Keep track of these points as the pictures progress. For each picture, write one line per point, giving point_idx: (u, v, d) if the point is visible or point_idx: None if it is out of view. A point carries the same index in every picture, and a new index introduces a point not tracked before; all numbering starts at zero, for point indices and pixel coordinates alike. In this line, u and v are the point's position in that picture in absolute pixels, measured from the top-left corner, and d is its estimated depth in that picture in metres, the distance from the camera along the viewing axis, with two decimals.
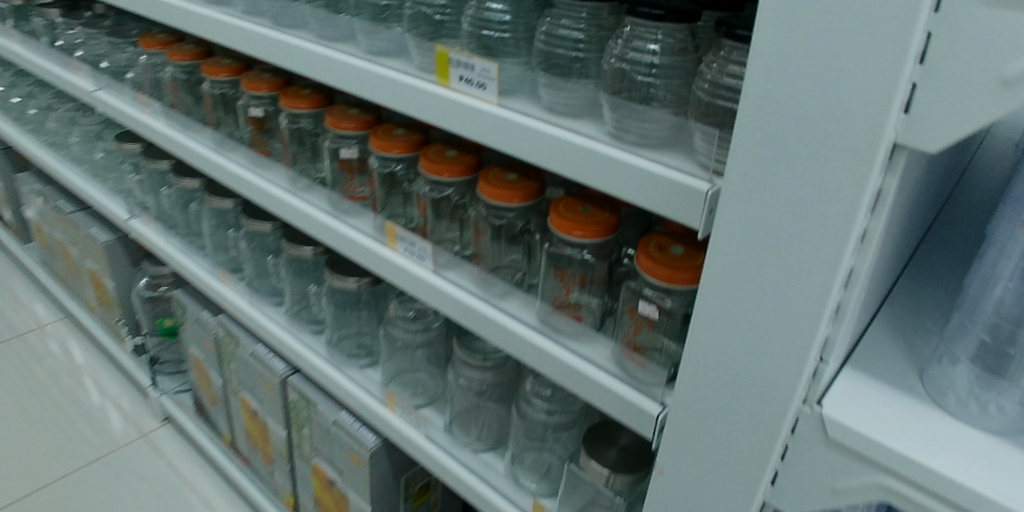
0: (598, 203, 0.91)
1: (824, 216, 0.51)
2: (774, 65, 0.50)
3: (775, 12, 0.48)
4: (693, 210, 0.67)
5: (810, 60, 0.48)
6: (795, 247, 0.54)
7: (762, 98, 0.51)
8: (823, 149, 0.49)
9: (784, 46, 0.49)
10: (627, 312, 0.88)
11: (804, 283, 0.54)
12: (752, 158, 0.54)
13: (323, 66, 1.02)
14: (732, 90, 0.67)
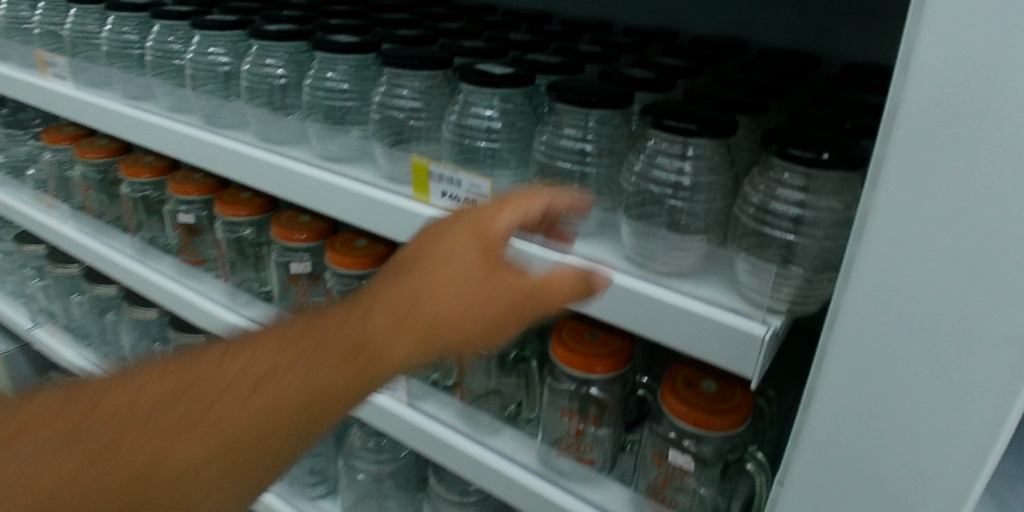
0: (608, 328, 0.79)
1: (963, 408, 0.41)
2: (901, 225, 0.39)
3: (898, 166, 0.37)
4: (746, 359, 0.57)
5: (951, 230, 0.37)
6: (925, 437, 0.43)
7: (880, 263, 0.40)
8: (969, 336, 0.39)
9: (910, 208, 0.38)
10: (655, 458, 0.75)
11: (930, 475, 0.45)
12: (857, 336, 0.43)
13: (266, 177, 0.87)
14: (780, 218, 0.61)
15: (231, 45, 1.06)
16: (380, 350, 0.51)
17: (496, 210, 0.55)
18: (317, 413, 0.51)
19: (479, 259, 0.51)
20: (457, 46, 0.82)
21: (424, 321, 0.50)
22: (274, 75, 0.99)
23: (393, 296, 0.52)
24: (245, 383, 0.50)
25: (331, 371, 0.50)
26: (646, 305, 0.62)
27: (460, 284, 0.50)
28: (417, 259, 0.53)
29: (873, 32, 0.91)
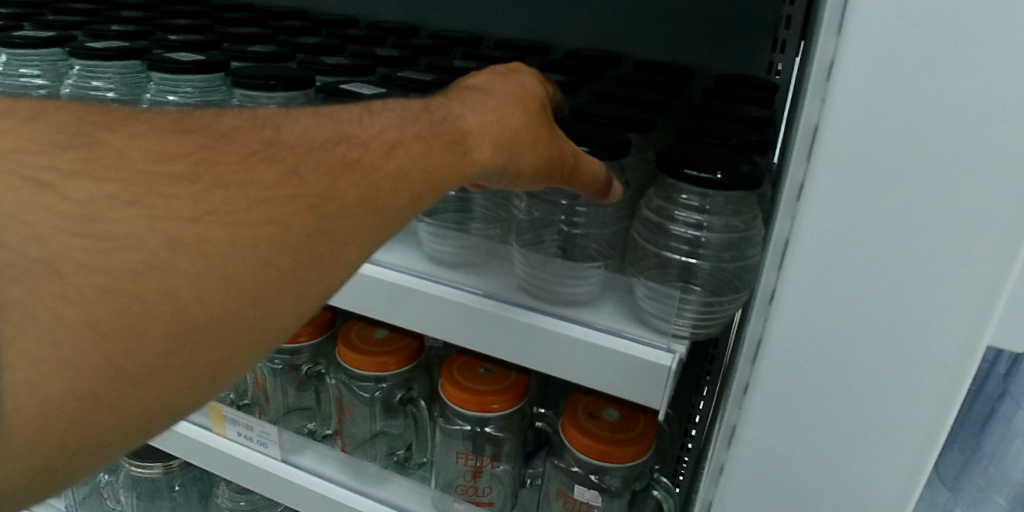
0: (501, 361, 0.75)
1: (889, 431, 0.43)
2: (838, 246, 0.40)
3: (826, 202, 0.39)
4: (653, 389, 0.56)
5: (876, 263, 0.39)
6: (858, 452, 0.45)
7: (819, 283, 0.41)
8: (894, 361, 0.41)
9: (839, 242, 0.40)
10: (558, 496, 0.71)
11: (858, 496, 0.47)
12: (789, 365, 0.44)
13: None
14: (676, 238, 0.61)
15: (47, 65, 0.89)
16: (398, 159, 0.46)
17: (543, 122, 0.55)
18: (315, 226, 0.41)
19: (494, 142, 0.52)
20: (318, 63, 0.74)
21: (442, 181, 0.48)
22: (104, 98, 0.82)
23: (417, 148, 0.47)
24: (325, 151, 0.43)
25: (354, 162, 0.43)
26: (546, 340, 0.59)
27: (507, 107, 0.54)
28: (456, 114, 0.51)
29: (734, 48, 0.94)
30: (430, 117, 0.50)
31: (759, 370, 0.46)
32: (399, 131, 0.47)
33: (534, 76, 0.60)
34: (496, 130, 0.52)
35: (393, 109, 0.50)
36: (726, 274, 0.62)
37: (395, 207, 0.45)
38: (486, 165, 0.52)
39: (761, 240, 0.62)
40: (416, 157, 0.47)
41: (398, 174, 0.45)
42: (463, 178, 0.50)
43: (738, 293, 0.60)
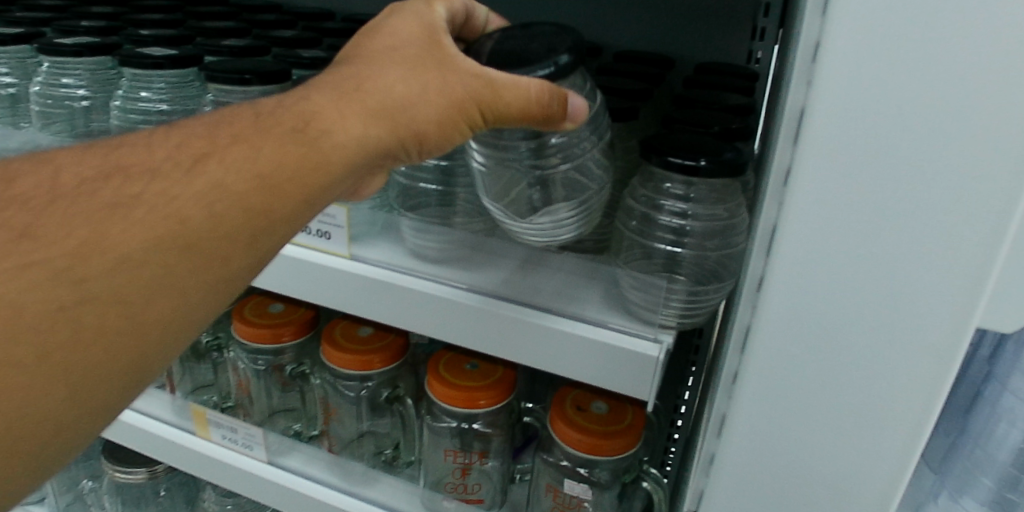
0: (486, 355, 0.74)
1: (877, 418, 0.43)
2: (823, 237, 0.40)
3: (811, 189, 0.39)
4: (641, 381, 0.56)
5: (861, 250, 0.39)
6: (847, 444, 0.45)
7: (804, 275, 0.41)
8: (881, 347, 0.41)
9: (824, 229, 0.40)
10: (549, 490, 0.71)
11: (847, 484, 0.47)
12: (778, 353, 0.44)
13: None
14: (662, 225, 0.61)
15: (15, 63, 0.88)
16: (225, 169, 0.45)
17: (426, 68, 0.49)
18: (81, 287, 0.41)
19: (350, 115, 0.48)
20: (294, 57, 0.73)
21: (299, 174, 0.47)
22: (75, 97, 0.83)
23: (240, 153, 0.46)
24: (112, 186, 0.43)
25: (135, 194, 0.43)
26: (529, 335, 0.59)
27: (376, 66, 0.49)
28: (307, 95, 0.49)
29: (714, 36, 0.94)
30: (271, 114, 0.48)
31: (747, 358, 0.46)
32: (226, 137, 0.47)
33: (431, 16, 0.53)
34: (343, 100, 0.48)
35: (260, 104, 0.50)
36: (711, 261, 0.62)
37: (207, 229, 0.44)
38: (350, 139, 0.48)
39: (745, 228, 0.61)
40: (236, 166, 0.45)
41: (210, 190, 0.44)
42: (320, 163, 0.47)
43: (724, 279, 0.61)
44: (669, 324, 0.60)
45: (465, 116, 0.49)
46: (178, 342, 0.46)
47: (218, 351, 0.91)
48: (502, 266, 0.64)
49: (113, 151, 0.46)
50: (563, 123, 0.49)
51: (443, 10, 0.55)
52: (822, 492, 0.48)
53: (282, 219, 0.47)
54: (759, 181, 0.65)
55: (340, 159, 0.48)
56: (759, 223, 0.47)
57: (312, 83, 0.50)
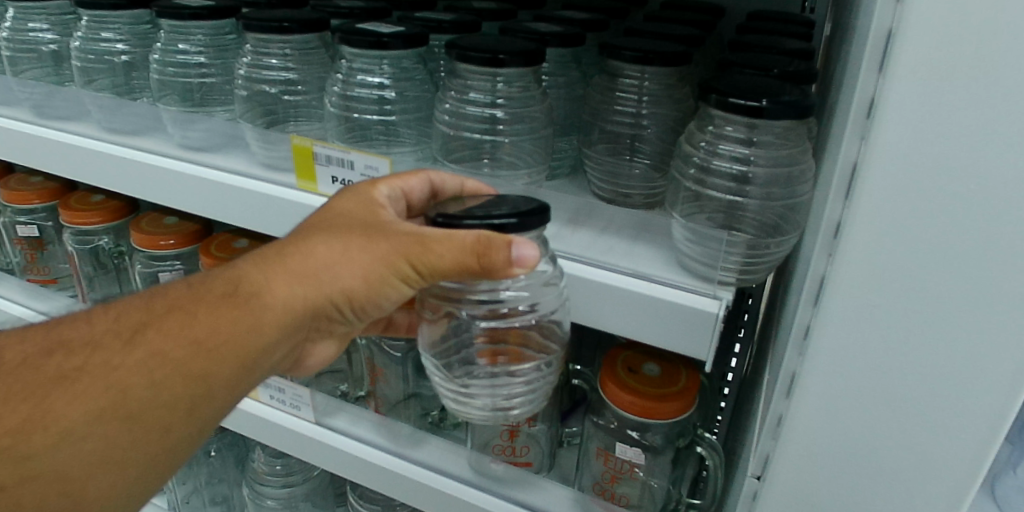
0: None
1: (974, 374, 0.39)
2: (914, 172, 0.35)
3: (906, 113, 0.34)
4: (700, 338, 0.53)
5: (965, 178, 0.34)
6: (932, 408, 0.41)
7: (889, 217, 0.37)
8: (982, 292, 0.37)
9: (920, 158, 0.35)
10: (599, 454, 0.69)
11: (935, 451, 0.42)
12: (861, 302, 0.40)
13: (115, 179, 0.71)
14: (723, 172, 0.57)
15: (57, 19, 0.89)
16: (154, 345, 0.48)
17: (353, 233, 0.48)
18: (26, 463, 0.46)
19: (276, 285, 0.49)
20: (333, 6, 0.70)
21: (227, 347, 0.48)
22: (115, 52, 0.82)
23: (173, 323, 0.48)
24: (68, 358, 0.48)
25: (84, 366, 0.47)
26: (581, 289, 0.57)
27: (311, 234, 0.49)
28: (237, 267, 0.50)
29: None
30: (206, 283, 0.51)
31: (824, 310, 0.41)
32: (164, 308, 0.50)
33: (365, 195, 0.51)
34: (268, 266, 0.49)
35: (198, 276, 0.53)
36: (775, 213, 0.57)
37: (150, 398, 0.47)
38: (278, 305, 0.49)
39: (812, 176, 0.57)
40: (168, 336, 0.48)
41: (149, 358, 0.47)
42: (245, 333, 0.48)
43: (788, 233, 0.57)
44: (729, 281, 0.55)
45: (398, 270, 0.47)
46: (150, 476, 0.51)
47: None
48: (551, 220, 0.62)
49: (82, 319, 0.51)
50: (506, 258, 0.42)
51: (385, 188, 0.53)
52: (904, 457, 0.43)
53: (221, 381, 0.49)
54: (825, 127, 0.60)
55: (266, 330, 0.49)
56: (838, 160, 0.43)
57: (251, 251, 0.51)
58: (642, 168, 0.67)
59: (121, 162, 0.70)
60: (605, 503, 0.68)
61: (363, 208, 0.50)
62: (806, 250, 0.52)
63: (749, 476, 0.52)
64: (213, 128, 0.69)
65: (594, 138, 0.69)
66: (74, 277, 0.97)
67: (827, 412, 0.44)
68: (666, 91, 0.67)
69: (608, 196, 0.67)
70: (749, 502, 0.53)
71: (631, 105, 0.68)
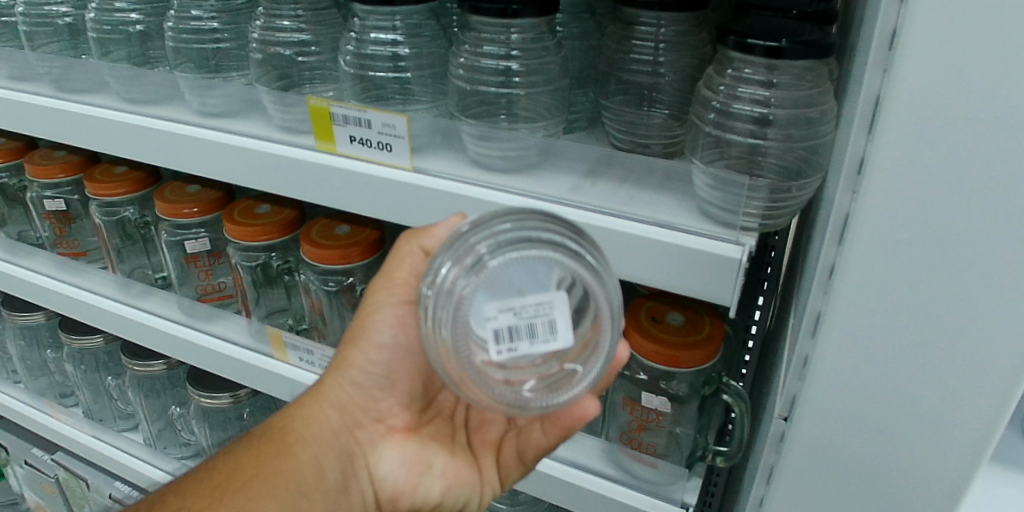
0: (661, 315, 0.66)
1: (1002, 303, 0.38)
2: (939, 102, 0.35)
3: (930, 37, 0.34)
4: (724, 283, 0.53)
5: (992, 98, 0.33)
6: (958, 346, 0.40)
7: (913, 149, 0.36)
8: (1012, 215, 0.36)
9: (946, 82, 0.34)
10: (626, 404, 0.70)
11: (963, 391, 0.41)
12: (887, 235, 0.39)
13: (137, 149, 0.72)
14: (743, 114, 0.56)
15: None
16: (179, 504, 0.51)
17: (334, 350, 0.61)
18: None
19: (290, 412, 0.58)
20: None
21: (257, 466, 0.53)
22: (129, 22, 0.83)
23: (202, 477, 0.53)
24: None
25: None
26: (602, 239, 0.56)
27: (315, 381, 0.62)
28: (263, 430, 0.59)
29: None
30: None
31: (850, 246, 0.40)
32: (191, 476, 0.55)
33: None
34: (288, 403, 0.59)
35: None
36: (796, 156, 0.57)
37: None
38: (299, 416, 0.57)
39: (834, 117, 0.56)
40: (198, 490, 0.52)
41: None
42: (274, 447, 0.55)
43: (810, 177, 0.56)
44: (752, 226, 0.55)
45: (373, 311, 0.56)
46: None
47: (289, 274, 0.87)
48: (570, 171, 0.62)
49: None
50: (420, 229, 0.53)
51: None
52: (933, 394, 0.42)
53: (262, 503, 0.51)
54: (847, 67, 0.59)
55: (296, 444, 0.55)
56: (863, 93, 0.42)
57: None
58: (660, 117, 0.67)
59: (143, 131, 0.71)
60: (636, 452, 0.67)
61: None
62: (830, 190, 0.51)
63: (776, 418, 0.52)
64: (229, 94, 0.69)
65: (612, 89, 0.68)
66: (103, 249, 0.99)
67: (852, 355, 0.44)
68: (683, 36, 0.66)
69: (627, 147, 0.66)
70: (777, 444, 0.52)
71: (648, 51, 0.67)
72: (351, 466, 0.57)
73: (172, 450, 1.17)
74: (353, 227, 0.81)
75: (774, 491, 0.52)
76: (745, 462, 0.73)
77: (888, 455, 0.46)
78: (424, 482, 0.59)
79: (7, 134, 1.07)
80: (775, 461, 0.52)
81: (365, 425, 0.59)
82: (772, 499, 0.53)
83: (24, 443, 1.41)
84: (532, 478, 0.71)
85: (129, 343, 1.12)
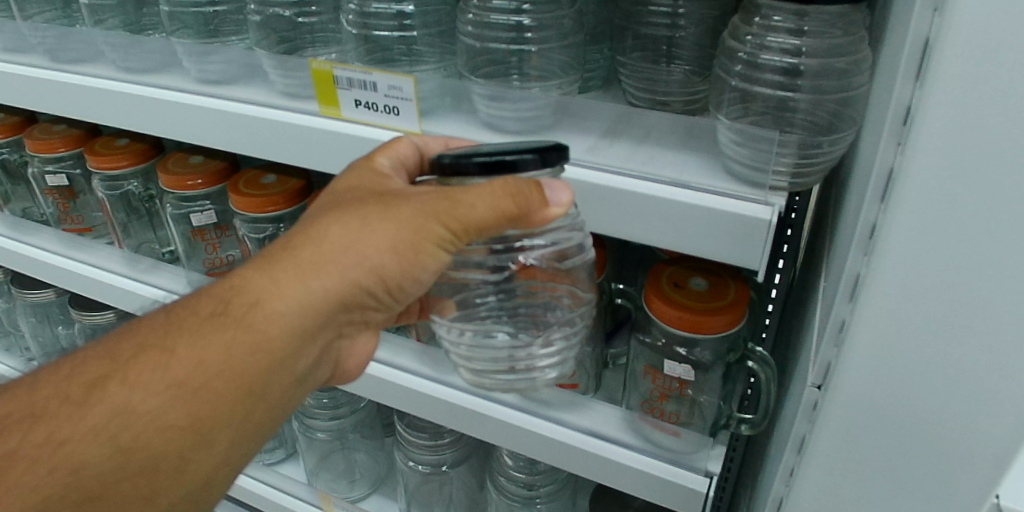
0: (681, 279, 0.63)
1: None
2: (1005, 41, 0.31)
3: None
4: (752, 246, 0.50)
5: None
6: (1012, 309, 0.37)
7: (970, 96, 0.33)
8: None
9: (1012, 19, 0.31)
10: (648, 372, 0.68)
11: (1017, 358, 0.39)
12: (936, 189, 0.36)
13: (137, 118, 0.70)
14: (771, 65, 0.53)
15: None
16: (124, 395, 0.46)
17: (368, 204, 0.47)
18: None
19: (286, 290, 0.47)
20: None
21: (223, 365, 0.47)
22: None
23: (150, 363, 0.47)
24: (6, 438, 0.45)
25: (27, 445, 0.45)
26: (621, 202, 0.54)
27: (329, 217, 0.48)
28: (237, 280, 0.48)
29: None
30: (197, 304, 0.49)
31: (895, 203, 0.38)
32: (137, 347, 0.48)
33: (366, 173, 0.51)
34: (274, 270, 0.47)
35: (184, 302, 0.51)
36: (827, 110, 0.53)
37: (109, 471, 0.45)
38: (290, 304, 0.47)
39: (869, 66, 0.52)
40: (141, 384, 0.46)
41: (113, 415, 0.45)
42: (249, 342, 0.47)
43: (842, 131, 0.52)
44: (780, 186, 0.52)
45: (430, 232, 0.46)
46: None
47: None
48: (587, 132, 0.59)
49: (17, 395, 0.48)
50: (529, 189, 0.43)
51: (383, 163, 0.52)
52: (982, 359, 0.40)
53: (221, 416, 0.47)
54: (883, 11, 0.55)
55: (281, 353, 0.48)
56: (908, 36, 0.38)
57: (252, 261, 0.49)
58: (680, 71, 0.63)
59: (141, 99, 0.68)
60: (656, 421, 0.67)
61: (360, 188, 0.50)
62: (868, 145, 0.48)
63: (808, 386, 0.50)
64: (228, 58, 0.66)
65: (629, 45, 0.65)
66: (108, 223, 0.98)
67: (893, 320, 0.41)
68: None
69: (647, 105, 0.62)
70: (809, 412, 0.50)
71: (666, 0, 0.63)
72: (323, 355, 0.53)
73: None
74: None
75: (806, 460, 0.51)
76: (771, 430, 0.71)
77: (930, 422, 0.44)
78: (359, 360, 0.59)
79: (6, 109, 1.05)
80: (810, 432, 0.50)
81: (354, 322, 0.53)
82: (804, 468, 0.51)
83: None
84: (551, 448, 0.69)
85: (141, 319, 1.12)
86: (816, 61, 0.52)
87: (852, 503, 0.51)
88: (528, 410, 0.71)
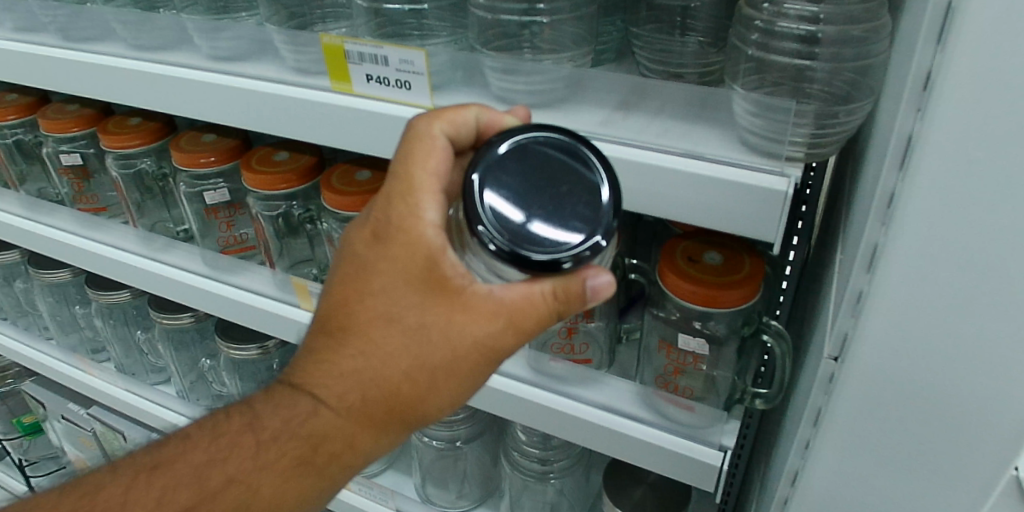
0: (694, 253, 0.63)
1: None
2: None
3: None
4: (767, 218, 0.50)
5: None
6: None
7: (993, 61, 0.32)
8: None
9: None
10: (662, 346, 0.68)
11: None
12: (957, 156, 0.35)
13: (149, 96, 0.70)
14: (787, 34, 0.52)
15: None
16: None
17: (438, 341, 0.44)
18: None
19: (363, 432, 0.48)
20: None
21: (301, 496, 0.51)
22: None
23: (235, 496, 0.50)
24: None
25: None
26: (635, 175, 0.53)
27: (406, 360, 0.44)
28: (313, 417, 0.48)
29: None
30: (275, 442, 0.50)
31: (913, 172, 0.37)
32: (223, 481, 0.50)
33: (423, 245, 0.43)
34: (348, 416, 0.47)
35: (262, 426, 0.51)
36: (844, 80, 0.52)
37: None
38: (364, 442, 0.48)
39: (888, 33, 0.51)
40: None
41: None
42: (327, 479, 0.50)
43: (859, 101, 0.51)
44: (797, 157, 0.51)
45: (491, 367, 0.46)
46: None
47: (311, 223, 0.86)
48: (600, 104, 0.58)
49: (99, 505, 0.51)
50: (579, 305, 0.43)
51: (435, 214, 0.44)
52: (1001, 328, 0.39)
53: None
54: None
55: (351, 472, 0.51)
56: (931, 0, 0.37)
57: (317, 391, 0.47)
58: (694, 41, 0.63)
59: (153, 78, 0.68)
60: (671, 395, 0.66)
61: (419, 294, 0.43)
62: (886, 114, 0.47)
63: (825, 358, 0.50)
64: (238, 35, 0.66)
65: (642, 17, 0.64)
66: (122, 202, 0.98)
67: (909, 291, 0.41)
68: None
69: (660, 77, 0.62)
70: (826, 384, 0.50)
71: None
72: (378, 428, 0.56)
73: (206, 403, 1.18)
74: (373, 172, 0.78)
75: (823, 433, 0.50)
76: (785, 405, 0.71)
77: (948, 393, 0.43)
78: None
79: (20, 89, 1.06)
80: (827, 404, 0.49)
81: None
82: (820, 440, 0.51)
83: (61, 398, 1.44)
84: (565, 424, 0.70)
85: (156, 298, 1.13)
86: (835, 29, 0.51)
87: (868, 474, 0.51)
88: (541, 386, 0.71)
